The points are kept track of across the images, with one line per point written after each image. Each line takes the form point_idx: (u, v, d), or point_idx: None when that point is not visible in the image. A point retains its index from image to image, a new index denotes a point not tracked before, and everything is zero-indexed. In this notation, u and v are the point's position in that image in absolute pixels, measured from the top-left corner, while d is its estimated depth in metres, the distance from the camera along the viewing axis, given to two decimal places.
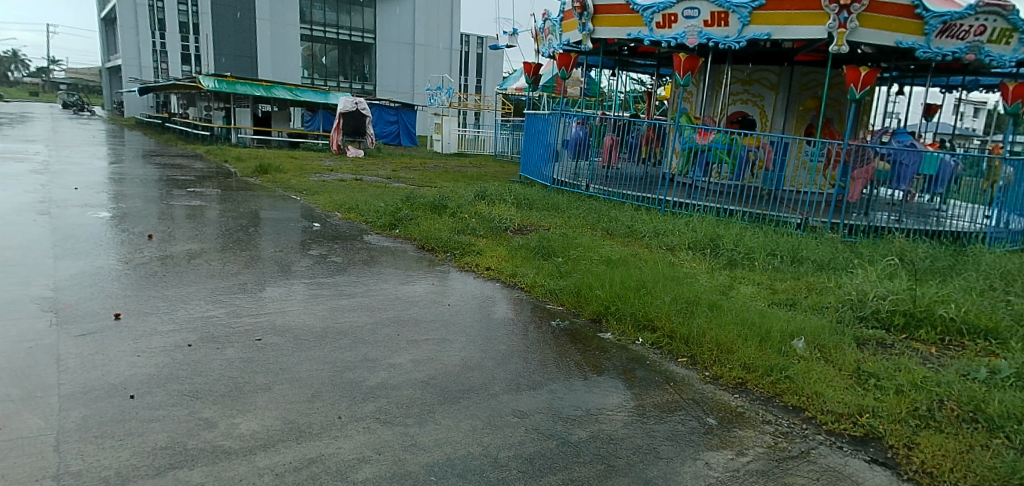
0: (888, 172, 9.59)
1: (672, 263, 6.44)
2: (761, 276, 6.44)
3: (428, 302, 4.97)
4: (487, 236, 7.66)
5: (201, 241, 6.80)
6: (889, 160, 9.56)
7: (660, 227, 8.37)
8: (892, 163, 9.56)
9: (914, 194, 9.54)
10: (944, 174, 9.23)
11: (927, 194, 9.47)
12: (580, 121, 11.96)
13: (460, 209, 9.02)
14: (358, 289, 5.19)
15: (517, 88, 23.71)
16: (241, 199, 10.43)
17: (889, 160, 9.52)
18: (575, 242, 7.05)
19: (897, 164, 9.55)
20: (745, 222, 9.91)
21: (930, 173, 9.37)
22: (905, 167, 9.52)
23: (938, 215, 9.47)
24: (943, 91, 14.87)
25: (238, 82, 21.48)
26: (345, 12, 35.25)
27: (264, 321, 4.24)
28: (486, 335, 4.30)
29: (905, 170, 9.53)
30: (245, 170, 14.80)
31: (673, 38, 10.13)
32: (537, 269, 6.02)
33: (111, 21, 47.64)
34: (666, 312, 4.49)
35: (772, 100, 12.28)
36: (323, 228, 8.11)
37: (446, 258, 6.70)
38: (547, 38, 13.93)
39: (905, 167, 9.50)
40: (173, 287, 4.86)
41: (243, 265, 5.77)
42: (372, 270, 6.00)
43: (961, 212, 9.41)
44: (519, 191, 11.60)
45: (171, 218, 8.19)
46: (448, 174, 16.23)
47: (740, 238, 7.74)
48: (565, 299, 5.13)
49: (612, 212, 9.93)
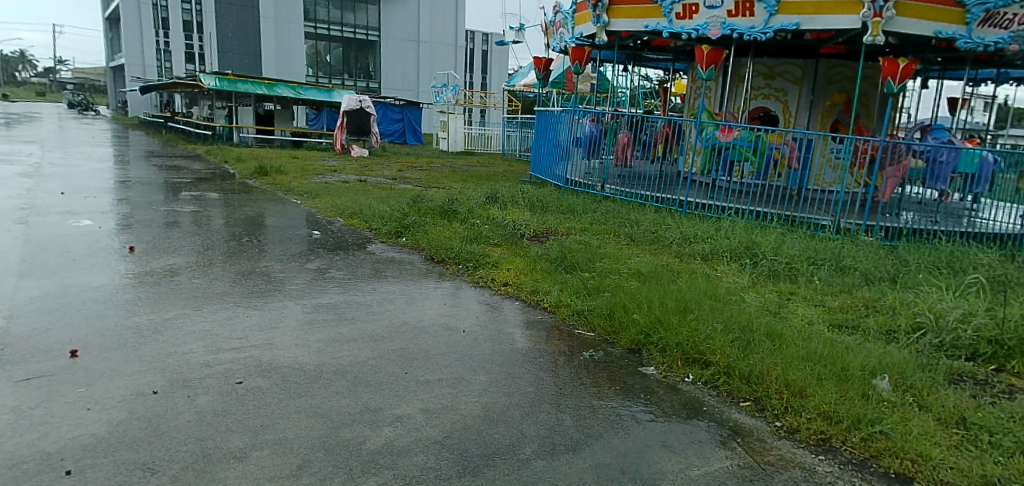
0: (922, 169, 8.81)
1: (709, 277, 5.77)
2: (810, 291, 5.77)
3: (442, 329, 4.32)
4: (502, 245, 7.00)
5: (188, 253, 6.18)
6: (924, 157, 8.77)
7: (690, 232, 7.72)
8: (926, 161, 8.76)
9: (951, 195, 8.78)
10: (984, 173, 8.60)
11: (964, 193, 8.74)
12: (594, 117, 11.27)
13: (470, 214, 8.38)
14: (360, 313, 4.54)
15: (524, 85, 23.02)
16: (239, 203, 9.82)
17: (924, 157, 8.73)
18: (600, 252, 6.40)
19: (933, 161, 8.73)
20: (770, 224, 9.23)
21: (968, 172, 8.63)
22: (943, 165, 8.67)
23: (971, 214, 8.86)
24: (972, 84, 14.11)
25: (239, 79, 20.90)
26: (349, 9, 34.67)
27: (249, 356, 3.60)
28: (509, 373, 3.64)
29: (943, 167, 8.69)
30: (244, 170, 14.19)
31: (694, 30, 9.45)
32: (560, 285, 5.36)
33: (116, 20, 47.37)
34: (719, 343, 3.82)
35: (797, 94, 11.55)
36: (325, 236, 7.48)
37: (458, 271, 6.04)
38: (557, 32, 13.27)
39: (942, 164, 8.66)
40: (148, 312, 4.24)
41: (231, 283, 5.14)
42: (377, 287, 5.36)
43: (995, 214, 8.78)
44: (531, 192, 10.90)
45: (160, 225, 7.58)
46: (455, 174, 15.58)
47: (779, 246, 7.06)
48: (596, 323, 4.47)
49: (633, 215, 9.26)
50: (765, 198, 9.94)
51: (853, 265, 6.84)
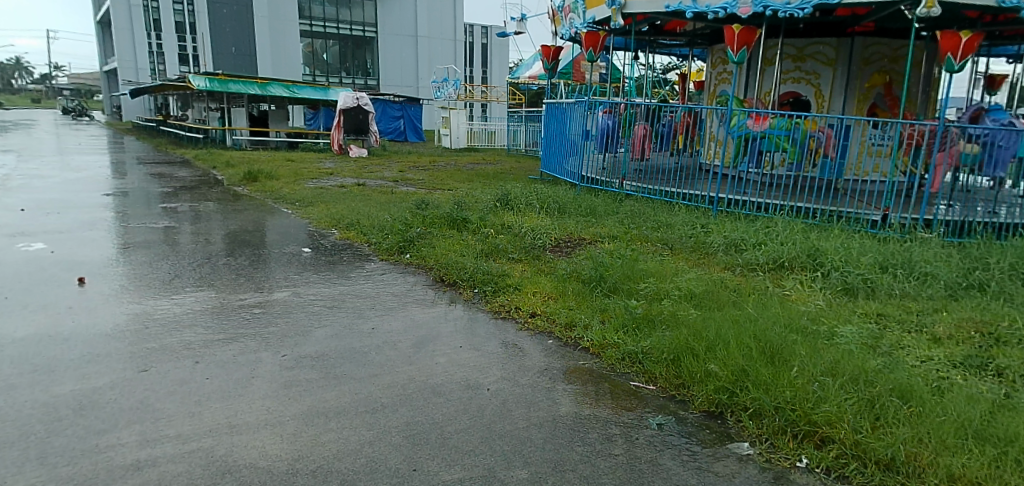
0: (977, 154, 7.58)
1: (779, 300, 4.79)
2: (900, 311, 4.81)
3: (461, 388, 3.31)
4: (524, 260, 6.01)
5: (150, 281, 5.19)
6: (980, 142, 7.55)
7: (736, 239, 6.71)
8: (983, 145, 7.55)
9: (1005, 183, 7.58)
10: None
11: (1019, 181, 7.54)
12: (607, 109, 10.21)
13: (483, 221, 7.37)
14: (353, 366, 3.54)
15: (529, 78, 21.93)
16: (223, 214, 8.83)
17: (981, 141, 7.51)
18: (640, 266, 5.42)
19: (990, 146, 7.54)
20: (813, 222, 8.16)
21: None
22: (1002, 149, 7.50)
23: None
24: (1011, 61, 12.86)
25: (230, 79, 19.90)
26: (344, 6, 33.57)
27: (197, 449, 2.63)
28: (557, 464, 2.65)
29: (1002, 152, 7.52)
30: (233, 176, 13.18)
31: (721, 8, 8.43)
32: (601, 315, 4.37)
33: (107, 24, 46.30)
34: (838, 409, 2.84)
35: (830, 77, 10.40)
36: (316, 254, 6.48)
37: (474, 296, 5.04)
38: (566, 17, 12.21)
39: (1001, 149, 7.48)
40: (75, 374, 3.26)
41: (195, 324, 4.15)
42: (375, 323, 4.36)
43: None
44: (544, 192, 9.86)
45: (125, 245, 6.59)
46: (460, 173, 14.55)
47: (846, 251, 6.04)
48: (656, 371, 3.47)
49: (661, 216, 8.27)
50: (800, 191, 8.92)
51: (931, 272, 5.84)
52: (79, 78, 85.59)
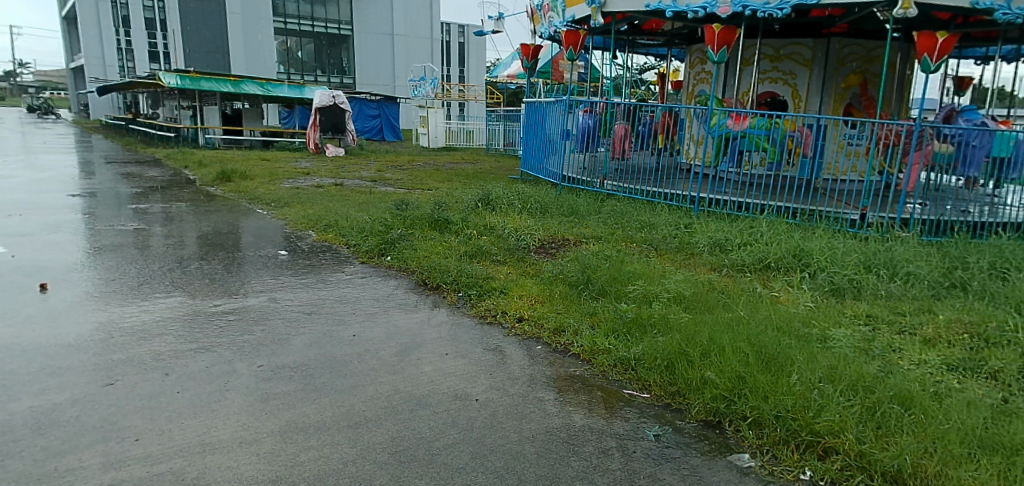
0: (951, 154, 7.62)
1: (769, 301, 4.72)
2: (887, 311, 4.76)
3: (449, 399, 3.17)
4: (508, 262, 5.88)
5: (117, 287, 4.95)
6: (954, 142, 7.60)
7: (720, 239, 6.66)
8: (956, 145, 7.59)
9: (978, 182, 7.66)
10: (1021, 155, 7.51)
11: (992, 180, 7.61)
12: (587, 108, 10.10)
13: (465, 222, 7.22)
14: (334, 377, 3.38)
15: (507, 77, 21.80)
16: (195, 216, 8.56)
17: (954, 141, 7.55)
18: (627, 268, 5.32)
19: (964, 145, 7.59)
20: (794, 221, 8.12)
21: (1002, 156, 7.49)
22: (976, 149, 7.55)
23: (995, 203, 7.77)
24: (979, 62, 12.99)
25: (203, 77, 19.45)
26: (320, 3, 33.15)
27: (166, 471, 2.46)
28: (551, 479, 2.53)
29: (975, 152, 7.57)
30: (205, 176, 12.84)
31: (701, 7, 8.37)
32: (589, 320, 4.26)
33: (73, 20, 45.17)
34: (840, 418, 2.76)
35: (807, 77, 10.40)
36: (292, 256, 6.28)
37: (459, 300, 4.91)
38: (545, 16, 12.10)
39: (975, 149, 7.53)
40: (34, 389, 3.06)
41: (166, 333, 3.94)
42: (356, 329, 4.19)
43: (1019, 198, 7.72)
44: (525, 192, 9.74)
45: (90, 249, 6.31)
46: (439, 172, 14.37)
47: (831, 251, 6.00)
48: (650, 378, 3.37)
49: (644, 216, 8.19)
50: (780, 190, 8.91)
51: (915, 271, 5.81)
52: (45, 76, 83.49)
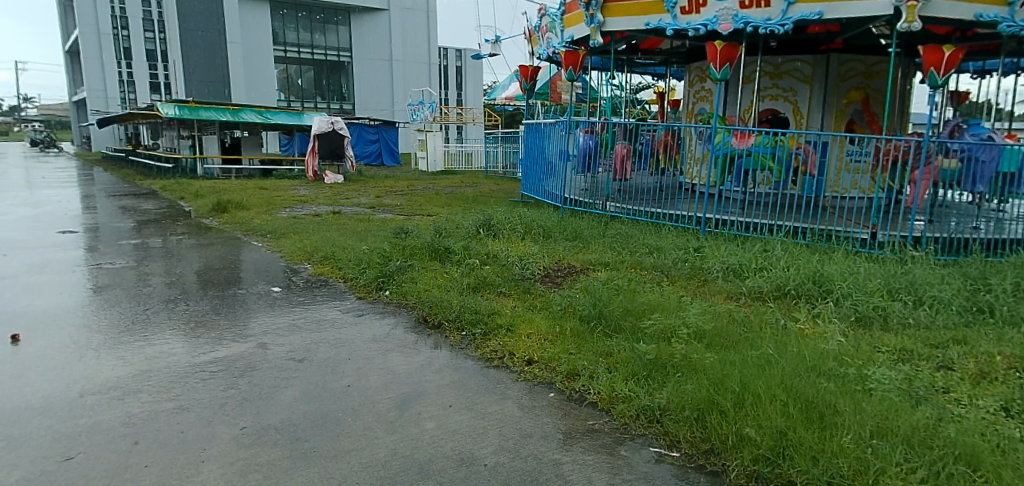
0: (956, 170, 7.22)
1: (794, 334, 4.37)
2: (921, 343, 4.39)
3: (453, 465, 2.89)
4: (513, 295, 5.54)
5: (99, 333, 4.66)
6: (961, 156, 7.20)
7: (736, 263, 6.32)
8: (963, 160, 7.20)
9: (986, 198, 7.25)
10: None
11: (1000, 195, 7.23)
12: (587, 128, 9.78)
13: (467, 250, 6.90)
14: (326, 441, 3.08)
15: (506, 99, 21.59)
16: (189, 250, 8.27)
17: (961, 156, 7.17)
18: (640, 298, 4.97)
19: (971, 160, 7.20)
20: (805, 242, 7.72)
21: (1010, 171, 7.17)
22: (983, 164, 7.16)
23: (1003, 220, 7.36)
24: (976, 76, 12.66)
25: (200, 106, 19.29)
26: (318, 31, 33.27)
27: None
28: None
29: (983, 167, 7.16)
30: (201, 206, 12.58)
31: (702, 25, 8.03)
32: (604, 362, 3.92)
33: (76, 53, 45.46)
34: None
35: (808, 94, 9.94)
36: (287, 292, 5.97)
37: (462, 339, 4.55)
38: (543, 37, 11.89)
39: (982, 165, 7.14)
40: None
41: (147, 390, 3.65)
42: (353, 376, 3.89)
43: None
44: (528, 216, 9.44)
45: (76, 290, 6.02)
46: (439, 197, 14.11)
47: (853, 275, 5.65)
48: (680, 433, 3.05)
49: (651, 239, 7.86)
50: (787, 209, 8.54)
51: (937, 294, 5.38)
52: (49, 109, 84.26)
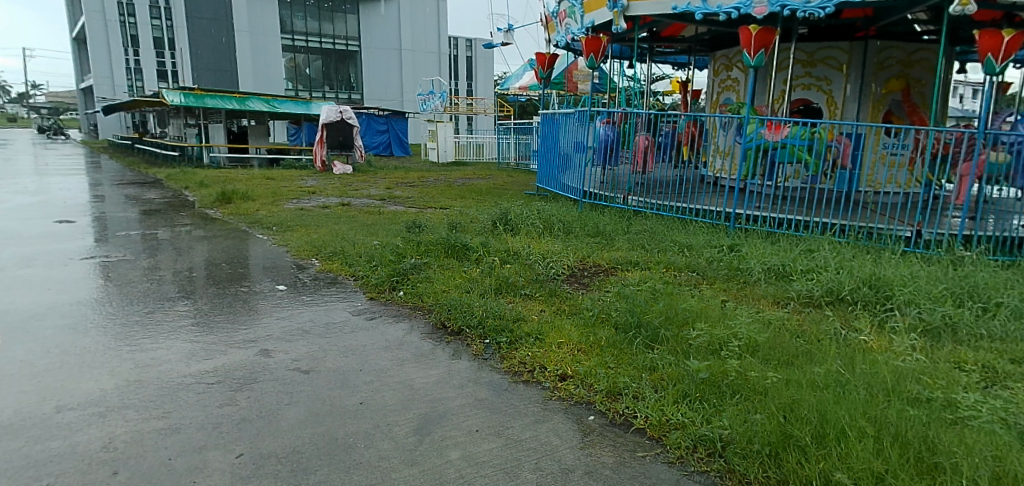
0: (1004, 164, 6.62)
1: (858, 348, 3.90)
2: (1003, 359, 3.91)
3: None
4: (538, 298, 5.06)
5: (84, 337, 4.22)
6: (1013, 149, 6.56)
7: (777, 266, 5.81)
8: (1015, 153, 6.57)
9: None
10: None
11: None
12: (606, 119, 9.24)
13: (485, 246, 6.43)
14: (337, 475, 2.65)
15: (518, 89, 21.02)
16: (189, 243, 7.85)
17: (1013, 148, 6.52)
18: (680, 304, 4.49)
19: None
20: (846, 239, 7.14)
21: None
22: None
23: None
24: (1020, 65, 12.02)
25: (206, 94, 18.86)
26: (327, 20, 32.69)
27: None
28: None
29: None
30: (205, 197, 12.15)
31: (733, 8, 7.50)
32: (649, 379, 3.46)
33: (84, 40, 45.06)
34: None
35: (843, 83, 9.35)
36: (291, 291, 5.51)
37: (485, 349, 4.10)
38: (561, 24, 11.35)
39: None
40: None
41: (134, 406, 3.22)
42: (366, 391, 3.45)
43: None
44: (547, 210, 8.95)
45: (65, 286, 5.58)
46: (452, 189, 13.65)
47: (912, 280, 5.15)
48: (749, 472, 2.62)
49: (679, 236, 7.35)
50: (821, 204, 8.00)
51: (1007, 301, 4.88)
52: (57, 96, 84.16)
